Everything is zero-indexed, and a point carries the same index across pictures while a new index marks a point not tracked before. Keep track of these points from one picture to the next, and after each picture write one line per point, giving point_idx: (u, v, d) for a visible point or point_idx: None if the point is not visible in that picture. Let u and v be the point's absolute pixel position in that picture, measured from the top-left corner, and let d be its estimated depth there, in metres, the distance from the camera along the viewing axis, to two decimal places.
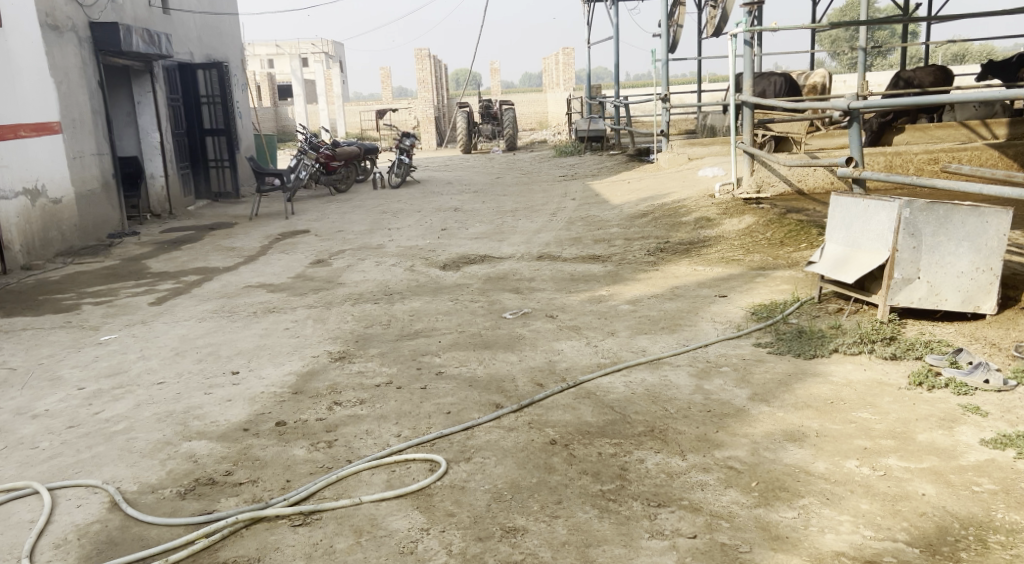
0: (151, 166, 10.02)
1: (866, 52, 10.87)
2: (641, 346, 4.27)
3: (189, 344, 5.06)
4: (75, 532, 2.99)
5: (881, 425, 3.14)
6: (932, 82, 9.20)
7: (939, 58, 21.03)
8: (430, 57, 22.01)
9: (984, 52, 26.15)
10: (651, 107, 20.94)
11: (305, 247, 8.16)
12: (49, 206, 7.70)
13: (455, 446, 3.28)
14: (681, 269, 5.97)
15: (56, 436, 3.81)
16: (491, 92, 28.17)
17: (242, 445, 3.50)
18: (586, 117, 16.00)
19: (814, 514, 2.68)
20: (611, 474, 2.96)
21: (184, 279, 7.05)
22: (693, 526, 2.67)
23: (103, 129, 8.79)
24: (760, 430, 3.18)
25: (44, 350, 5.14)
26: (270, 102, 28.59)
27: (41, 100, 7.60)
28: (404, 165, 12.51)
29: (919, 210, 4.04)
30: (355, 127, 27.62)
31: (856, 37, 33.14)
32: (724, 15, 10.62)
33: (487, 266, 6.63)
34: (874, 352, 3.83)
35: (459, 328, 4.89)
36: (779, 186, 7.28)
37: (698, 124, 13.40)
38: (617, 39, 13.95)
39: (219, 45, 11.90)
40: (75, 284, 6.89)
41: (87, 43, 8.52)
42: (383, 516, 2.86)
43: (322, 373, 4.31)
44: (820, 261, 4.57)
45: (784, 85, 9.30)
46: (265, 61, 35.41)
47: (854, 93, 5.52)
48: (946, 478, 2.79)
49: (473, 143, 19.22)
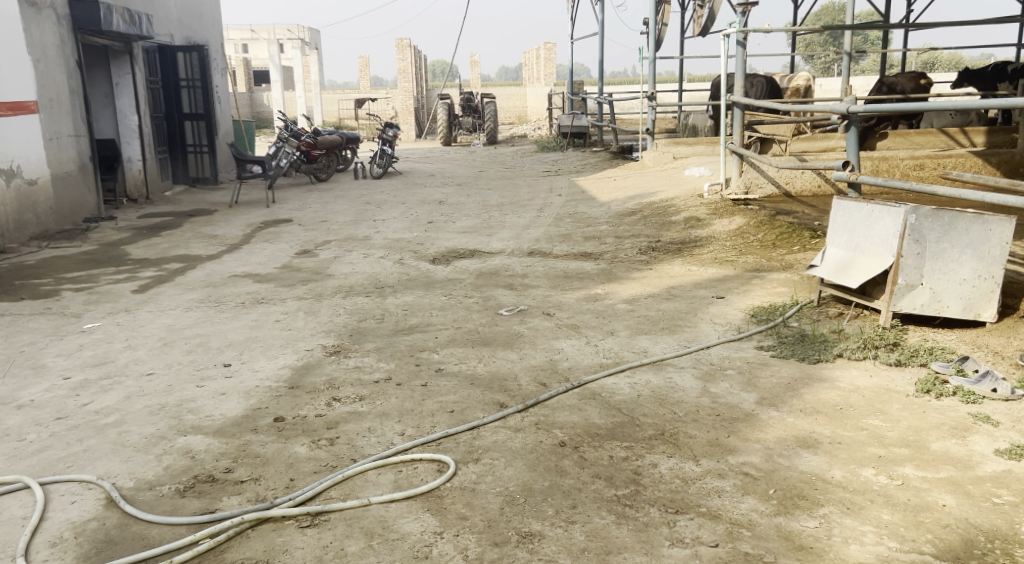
0: (128, 149, 9.84)
1: (849, 56, 10.93)
2: (642, 347, 4.23)
3: (177, 335, 4.95)
4: (71, 531, 2.89)
5: (894, 433, 3.13)
6: (914, 87, 9.27)
7: (913, 62, 21.37)
8: (411, 47, 21.93)
9: (953, 62, 26.62)
10: (632, 105, 21.00)
11: (290, 237, 8.04)
12: (24, 188, 7.52)
13: (462, 446, 3.22)
14: (676, 268, 5.95)
15: (44, 428, 3.69)
16: (470, 85, 28.08)
17: (241, 441, 3.42)
18: (569, 113, 15.95)
19: (836, 524, 2.66)
20: (625, 478, 2.92)
21: (166, 267, 6.91)
22: (713, 534, 2.64)
23: (81, 110, 8.59)
24: (772, 435, 3.16)
25: (23, 338, 5.00)
26: (245, 89, 28.26)
27: (17, 78, 7.41)
28: (386, 155, 12.37)
29: (925, 215, 4.03)
30: (332, 115, 27.35)
31: (832, 43, 33.46)
32: (710, 15, 10.59)
33: (477, 261, 6.57)
34: (878, 358, 3.84)
35: (456, 324, 4.82)
36: (768, 188, 7.30)
37: (681, 124, 13.41)
38: (602, 35, 13.95)
39: (199, 28, 11.67)
40: (53, 269, 6.72)
41: (66, 21, 8.31)
42: (394, 518, 2.80)
43: (318, 367, 4.23)
44: (820, 265, 4.55)
45: (766, 87, 9.35)
46: (240, 46, 34.86)
47: (849, 96, 5.47)
48: (965, 489, 2.79)
49: (452, 135, 19.10)
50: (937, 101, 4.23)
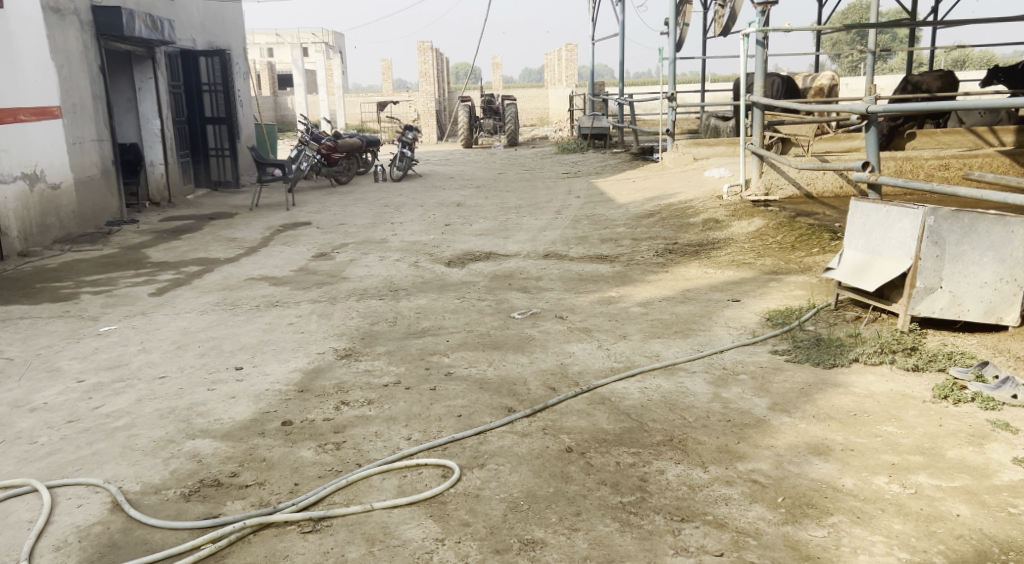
0: (151, 153, 9.90)
1: (874, 55, 10.74)
2: (655, 350, 4.18)
3: (191, 337, 4.96)
4: (76, 535, 2.90)
5: (909, 440, 3.06)
6: (941, 87, 9.09)
7: (942, 60, 21.00)
8: (433, 50, 21.90)
9: (983, 60, 25.99)
10: (654, 106, 20.87)
11: (308, 240, 8.05)
12: (47, 193, 7.58)
13: (468, 451, 3.19)
14: (692, 271, 5.88)
15: (55, 431, 3.71)
16: (493, 88, 28.06)
17: (248, 445, 3.41)
18: (590, 114, 15.83)
19: (845, 533, 2.60)
20: (631, 485, 2.87)
21: (185, 270, 6.93)
22: (719, 543, 2.59)
23: (104, 115, 8.65)
24: (783, 442, 3.10)
25: (41, 341, 5.03)
26: (269, 92, 28.46)
27: (41, 84, 7.48)
28: (406, 158, 12.37)
29: (944, 217, 3.96)
30: (354, 118, 27.38)
31: (858, 41, 33.08)
32: (732, 14, 10.48)
33: (492, 264, 6.53)
34: (896, 362, 3.76)
35: (467, 327, 4.79)
36: (788, 188, 7.19)
37: (703, 124, 13.27)
38: (623, 36, 13.87)
39: (221, 33, 11.74)
40: (73, 272, 6.77)
41: (89, 27, 8.38)
42: (396, 524, 2.78)
43: (328, 371, 4.21)
44: (838, 268, 4.47)
45: (783, 87, 9.27)
46: (265, 50, 35.02)
47: (870, 96, 5.39)
48: (980, 499, 2.72)
49: (473, 137, 19.06)
50: (962, 100, 4.19)
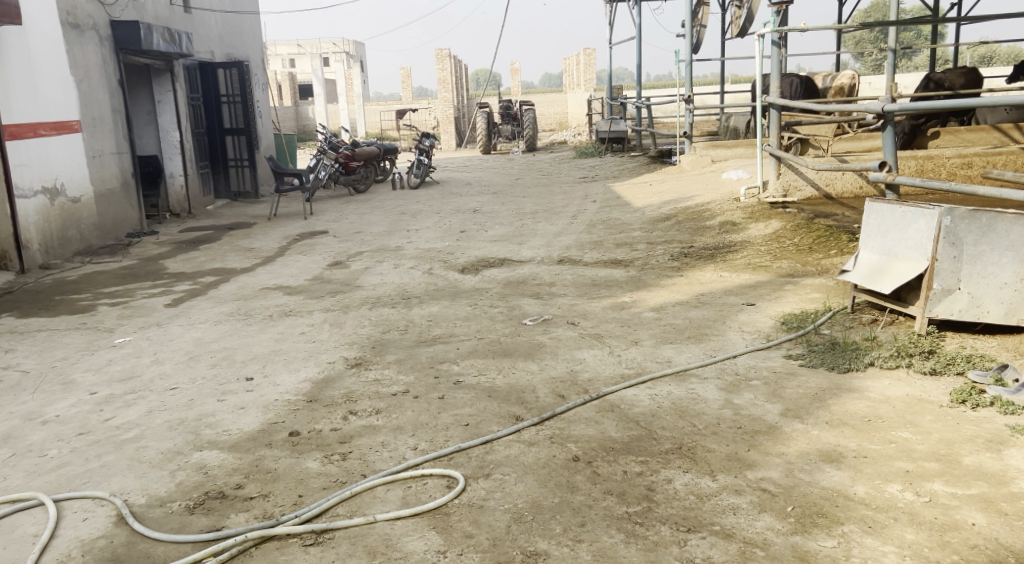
0: (170, 165, 9.94)
1: (895, 52, 10.59)
2: (667, 356, 4.12)
3: (204, 348, 4.96)
4: (80, 549, 2.89)
5: (925, 446, 2.98)
6: (965, 84, 8.92)
7: (968, 57, 20.59)
8: (451, 57, 21.91)
9: (1011, 54, 25.46)
10: (673, 109, 20.74)
11: (323, 249, 8.05)
12: (68, 206, 7.64)
13: (474, 461, 3.15)
14: (707, 275, 5.81)
15: (65, 443, 3.71)
16: (511, 94, 28.02)
17: (254, 456, 3.39)
18: (609, 117, 15.72)
19: (855, 544, 2.54)
20: (637, 495, 2.82)
21: (201, 280, 6.95)
22: (725, 554, 2.54)
23: (123, 128, 8.71)
24: (794, 449, 3.03)
25: (57, 353, 5.05)
26: (290, 102, 28.63)
27: (61, 99, 7.55)
28: (423, 166, 12.37)
29: (961, 217, 3.87)
30: (374, 127, 27.45)
31: (881, 39, 32.70)
32: (749, 15, 10.40)
33: (506, 270, 6.49)
34: (912, 366, 3.67)
35: (478, 335, 4.75)
36: (807, 190, 7.06)
37: (722, 125, 13.13)
38: (639, 40, 13.78)
39: (239, 45, 11.81)
40: (92, 284, 6.81)
41: (107, 42, 8.44)
42: (398, 537, 2.74)
43: (338, 380, 4.19)
44: (853, 270, 4.38)
45: (801, 88, 9.19)
46: (287, 61, 35.21)
47: (887, 95, 5.30)
48: (997, 507, 2.64)
49: (492, 143, 19.01)
50: (982, 97, 4.11)
